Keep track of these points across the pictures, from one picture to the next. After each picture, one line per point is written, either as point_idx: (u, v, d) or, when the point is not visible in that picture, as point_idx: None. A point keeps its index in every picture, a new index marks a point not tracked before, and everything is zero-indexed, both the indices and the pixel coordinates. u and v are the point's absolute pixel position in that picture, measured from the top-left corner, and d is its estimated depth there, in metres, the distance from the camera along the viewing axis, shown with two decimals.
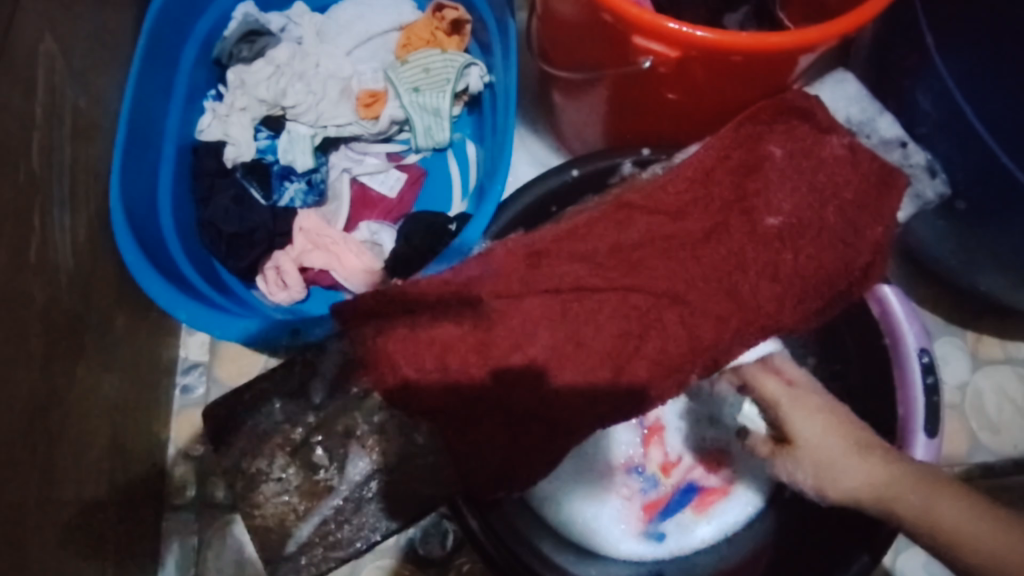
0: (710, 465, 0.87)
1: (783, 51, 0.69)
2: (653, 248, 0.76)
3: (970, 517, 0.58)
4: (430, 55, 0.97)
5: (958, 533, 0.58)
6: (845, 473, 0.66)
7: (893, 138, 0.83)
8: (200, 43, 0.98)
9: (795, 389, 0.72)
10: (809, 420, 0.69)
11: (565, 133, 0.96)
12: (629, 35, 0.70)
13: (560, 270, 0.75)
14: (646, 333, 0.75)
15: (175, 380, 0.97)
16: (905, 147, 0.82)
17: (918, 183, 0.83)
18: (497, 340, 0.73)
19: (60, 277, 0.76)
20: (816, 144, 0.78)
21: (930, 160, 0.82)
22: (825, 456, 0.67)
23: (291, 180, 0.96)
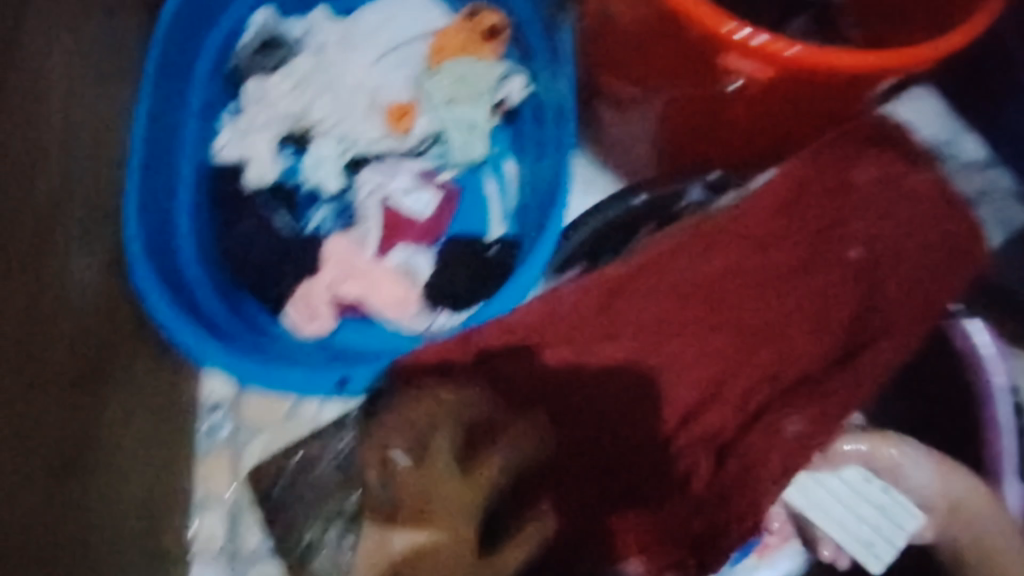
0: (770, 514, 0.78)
1: (877, 72, 0.62)
2: (721, 283, 0.75)
3: (999, 534, 0.70)
4: (464, 65, 0.90)
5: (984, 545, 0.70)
6: (940, 502, 0.71)
7: (977, 161, 0.84)
8: (215, 53, 0.91)
9: (908, 450, 0.71)
10: (924, 472, 0.71)
11: (612, 149, 0.89)
12: (717, 53, 0.64)
13: (634, 310, 0.75)
14: (735, 372, 0.74)
15: (198, 421, 0.90)
16: (986, 171, 0.84)
17: (1005, 210, 0.83)
18: (586, 365, 0.74)
19: (76, 326, 0.68)
20: (898, 172, 0.77)
21: (1015, 185, 0.83)
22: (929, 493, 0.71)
23: (318, 204, 0.89)
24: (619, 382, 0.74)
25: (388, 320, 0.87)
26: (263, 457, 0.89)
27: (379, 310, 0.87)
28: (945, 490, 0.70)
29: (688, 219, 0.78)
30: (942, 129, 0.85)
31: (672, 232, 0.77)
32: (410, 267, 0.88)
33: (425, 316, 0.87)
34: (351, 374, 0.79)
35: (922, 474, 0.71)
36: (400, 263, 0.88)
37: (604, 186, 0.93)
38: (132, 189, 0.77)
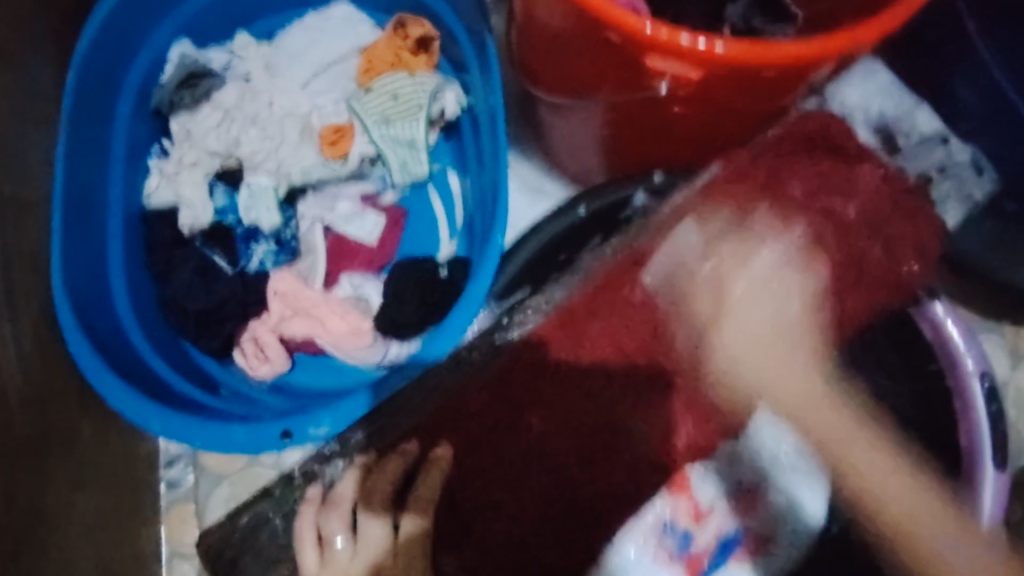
0: (741, 508, 0.70)
1: (815, 61, 0.57)
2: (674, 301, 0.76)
3: (878, 468, 0.61)
4: (397, 80, 0.86)
5: (869, 482, 0.61)
6: (782, 375, 0.65)
7: (934, 135, 0.81)
8: (136, 95, 0.87)
9: (752, 292, 0.68)
10: (790, 365, 0.65)
11: (554, 152, 0.85)
12: (641, 56, 0.59)
13: (593, 332, 0.77)
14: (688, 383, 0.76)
15: (158, 475, 0.89)
16: (947, 143, 0.80)
17: (964, 183, 0.78)
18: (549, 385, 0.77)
19: (11, 401, 0.65)
20: (842, 174, 0.76)
21: (975, 157, 0.79)
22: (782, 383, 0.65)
23: (257, 241, 0.86)
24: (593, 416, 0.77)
25: (340, 354, 0.84)
26: (225, 507, 0.87)
27: (331, 345, 0.84)
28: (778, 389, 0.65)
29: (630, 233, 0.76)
30: (889, 105, 0.82)
31: (611, 259, 0.77)
32: (360, 296, 0.86)
33: (377, 347, 0.83)
34: (294, 426, 0.73)
35: (757, 311, 0.67)
36: (349, 293, 0.86)
37: (551, 192, 0.89)
38: (55, 247, 0.74)
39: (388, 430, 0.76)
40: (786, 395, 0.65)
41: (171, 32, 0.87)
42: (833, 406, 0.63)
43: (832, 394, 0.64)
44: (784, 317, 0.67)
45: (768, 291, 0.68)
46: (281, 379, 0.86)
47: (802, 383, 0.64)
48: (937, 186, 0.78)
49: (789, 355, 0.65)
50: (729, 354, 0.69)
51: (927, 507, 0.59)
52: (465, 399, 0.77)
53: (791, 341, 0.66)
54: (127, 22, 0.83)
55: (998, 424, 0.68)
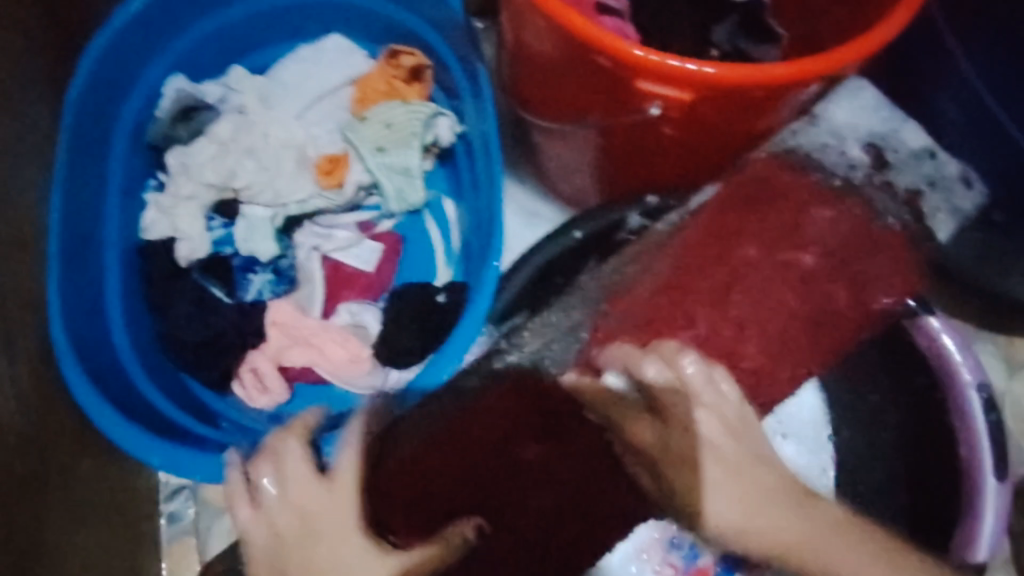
0: None
1: (804, 81, 0.58)
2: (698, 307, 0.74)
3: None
4: (391, 108, 0.87)
5: None
6: (781, 532, 0.54)
7: (921, 149, 0.78)
8: (131, 129, 0.87)
9: (710, 391, 0.58)
10: (758, 485, 0.55)
11: (550, 176, 0.86)
12: (632, 79, 0.60)
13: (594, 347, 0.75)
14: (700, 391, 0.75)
15: (159, 509, 0.88)
16: (936, 157, 0.77)
17: (954, 197, 0.76)
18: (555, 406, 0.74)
19: (8, 439, 0.65)
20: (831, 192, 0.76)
21: (963, 168, 0.75)
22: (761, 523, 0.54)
23: (255, 271, 0.87)
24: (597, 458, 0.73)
25: (341, 382, 0.84)
26: (228, 539, 0.86)
27: (330, 373, 0.84)
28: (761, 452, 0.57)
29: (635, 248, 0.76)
30: (877, 122, 0.79)
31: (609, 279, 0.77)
32: (358, 324, 0.86)
33: (377, 373, 0.84)
34: None
35: (711, 392, 0.58)
36: (347, 322, 0.86)
37: (547, 216, 0.90)
38: (52, 282, 0.74)
39: (384, 455, 0.71)
40: (775, 547, 0.54)
41: (165, 67, 0.88)
42: (804, 509, 0.55)
43: (806, 500, 0.55)
44: (741, 419, 0.57)
45: (717, 379, 0.59)
46: (281, 409, 0.86)
47: (798, 516, 0.54)
48: (927, 200, 0.76)
49: (791, 511, 0.54)
50: (742, 529, 0.54)
51: (883, 573, 0.54)
52: (467, 424, 0.76)
53: (747, 448, 0.56)
54: (121, 59, 0.84)
55: (998, 435, 0.68)
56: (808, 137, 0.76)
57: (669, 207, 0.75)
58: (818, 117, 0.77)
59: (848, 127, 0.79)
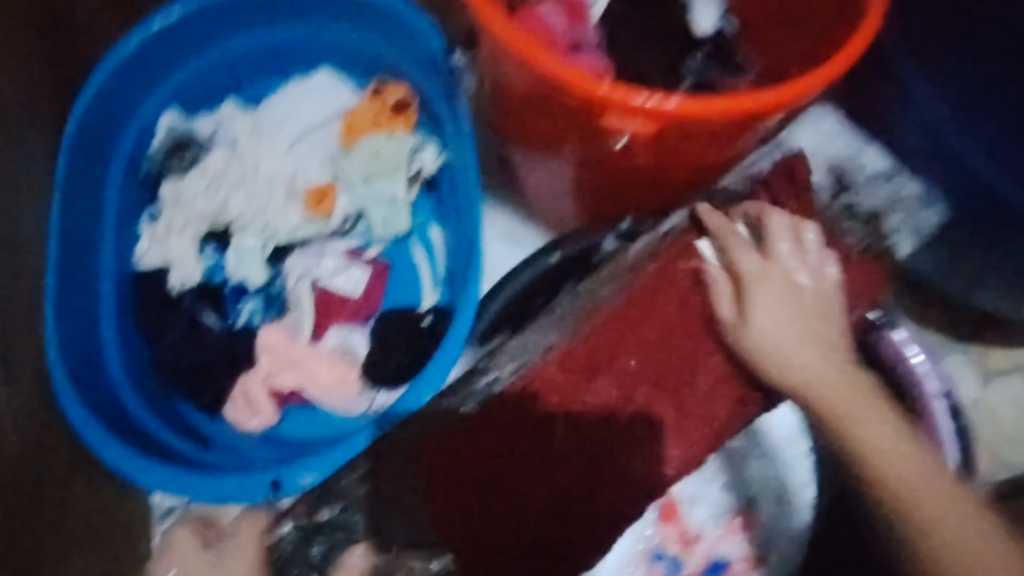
0: (735, 524, 0.80)
1: (762, 112, 0.62)
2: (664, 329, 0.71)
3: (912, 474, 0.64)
4: (376, 141, 0.91)
5: (878, 453, 0.66)
6: (811, 370, 0.70)
7: (880, 172, 0.84)
8: (127, 162, 0.91)
9: (783, 260, 0.72)
10: (784, 325, 0.72)
11: (532, 202, 0.89)
12: (600, 115, 0.64)
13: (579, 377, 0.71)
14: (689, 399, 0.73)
15: (151, 531, 0.90)
16: (892, 181, 0.84)
17: (913, 216, 0.81)
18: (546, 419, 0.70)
19: (5, 460, 0.67)
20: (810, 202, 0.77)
21: (922, 189, 0.82)
22: (788, 349, 0.71)
23: (246, 298, 0.89)
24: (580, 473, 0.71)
25: (329, 405, 0.87)
26: None
27: (319, 397, 0.87)
28: (815, 282, 0.73)
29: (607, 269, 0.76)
30: (840, 146, 0.86)
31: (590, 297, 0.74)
32: (346, 347, 0.88)
33: (363, 396, 0.87)
34: (284, 475, 0.77)
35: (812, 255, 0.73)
36: (336, 344, 0.88)
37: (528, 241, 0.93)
38: (49, 308, 0.77)
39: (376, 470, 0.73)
40: (783, 355, 0.71)
41: (160, 101, 0.91)
42: (874, 411, 0.68)
43: (851, 375, 0.71)
44: (813, 293, 0.73)
45: (825, 255, 0.73)
46: (271, 431, 0.88)
47: (830, 368, 0.70)
48: (891, 219, 0.81)
49: (818, 360, 0.71)
50: (762, 333, 0.71)
51: (941, 484, 0.64)
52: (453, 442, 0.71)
53: (820, 309, 0.72)
54: (119, 95, 0.87)
55: (961, 438, 0.73)
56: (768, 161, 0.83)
57: (641, 233, 0.79)
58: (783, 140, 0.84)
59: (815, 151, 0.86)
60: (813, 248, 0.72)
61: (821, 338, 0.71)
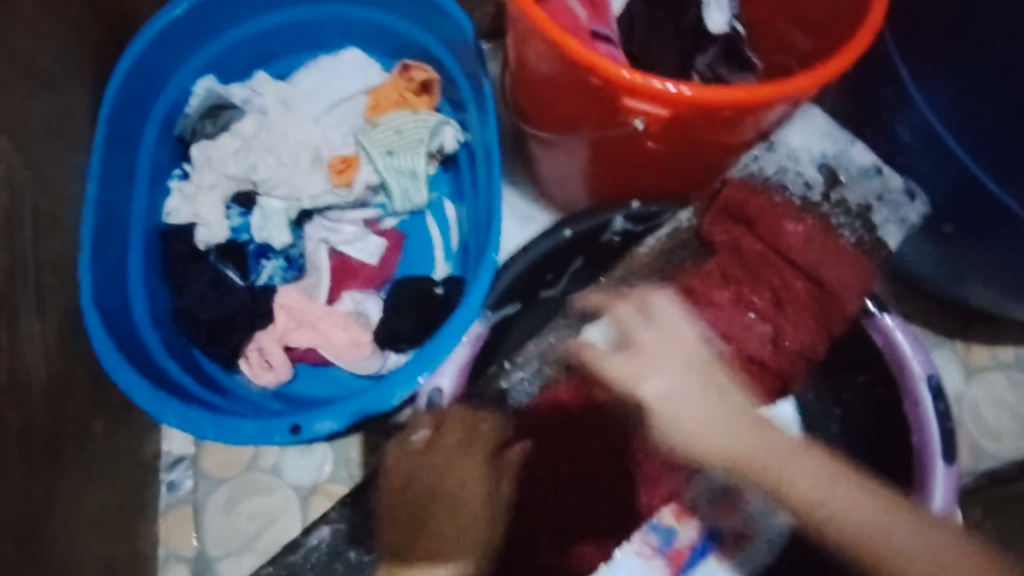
0: (725, 506, 0.79)
1: (766, 103, 0.66)
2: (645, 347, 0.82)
3: (864, 505, 0.60)
4: (400, 117, 0.94)
5: (810, 500, 0.60)
6: (683, 412, 0.61)
7: (869, 166, 0.77)
8: (161, 122, 0.95)
9: (658, 329, 0.64)
10: (685, 380, 0.61)
11: (544, 183, 0.93)
12: (619, 97, 0.68)
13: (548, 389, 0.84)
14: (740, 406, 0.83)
15: (159, 478, 0.93)
16: (882, 173, 0.78)
17: (900, 209, 0.79)
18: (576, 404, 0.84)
19: (33, 393, 0.71)
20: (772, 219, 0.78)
21: (908, 183, 0.78)
22: (676, 398, 0.61)
23: (268, 258, 0.93)
24: (617, 460, 0.83)
25: (341, 364, 0.91)
26: (225, 507, 0.92)
27: (333, 356, 0.90)
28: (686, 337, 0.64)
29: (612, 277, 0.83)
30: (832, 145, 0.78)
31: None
32: (360, 312, 0.92)
33: (376, 357, 0.90)
34: (302, 420, 0.80)
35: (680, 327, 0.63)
36: (350, 309, 0.92)
37: (540, 221, 0.97)
38: (83, 253, 0.81)
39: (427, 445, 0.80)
40: (703, 447, 0.61)
41: (196, 68, 0.96)
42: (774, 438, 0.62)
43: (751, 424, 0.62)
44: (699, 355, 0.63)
45: (678, 326, 0.63)
46: (285, 386, 0.92)
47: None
48: (877, 215, 0.78)
49: (722, 420, 0.61)
50: (685, 435, 0.61)
51: (880, 506, 0.60)
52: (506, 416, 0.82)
53: (703, 372, 0.62)
54: (157, 58, 0.91)
55: (946, 420, 0.73)
56: (765, 164, 0.78)
57: (658, 225, 0.80)
58: (773, 141, 0.77)
59: (805, 150, 0.78)
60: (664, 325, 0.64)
61: (714, 396, 0.62)
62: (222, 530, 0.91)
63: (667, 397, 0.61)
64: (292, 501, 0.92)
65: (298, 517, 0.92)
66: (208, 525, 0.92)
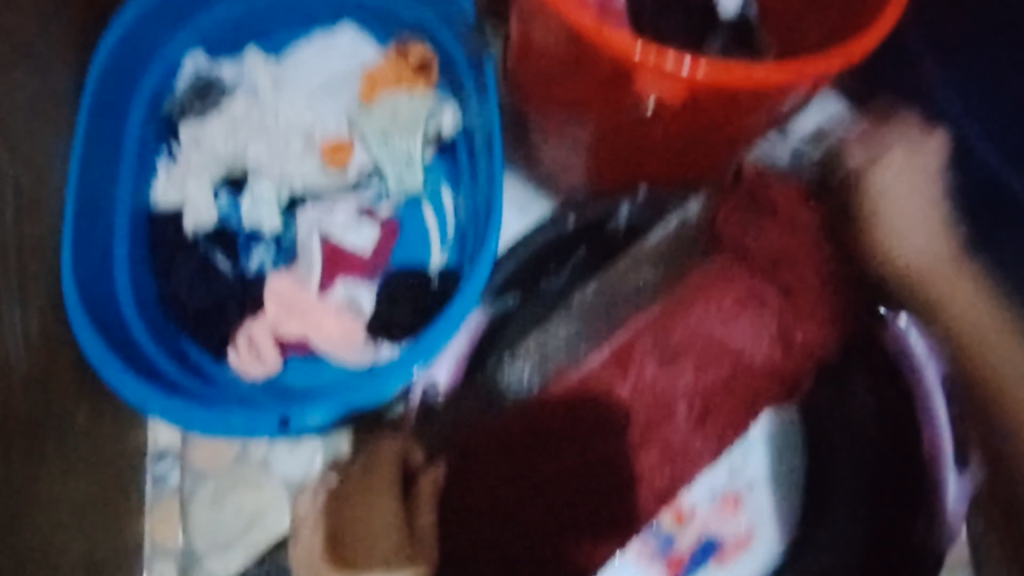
0: (727, 508, 0.80)
1: (784, 83, 0.62)
2: (654, 333, 0.79)
3: None
4: (397, 99, 0.91)
5: (1003, 372, 0.67)
6: (915, 234, 0.71)
7: None
8: (148, 101, 0.91)
9: (904, 167, 0.73)
10: (920, 189, 0.72)
11: (544, 172, 0.90)
12: (630, 75, 0.64)
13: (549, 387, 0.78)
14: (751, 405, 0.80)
15: (145, 470, 0.90)
16: None
17: None
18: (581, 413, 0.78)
19: (13, 381, 0.67)
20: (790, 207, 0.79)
21: None
22: (908, 212, 0.72)
23: (257, 244, 0.90)
24: (608, 476, 0.78)
25: (333, 356, 0.88)
26: (211, 501, 0.89)
27: (324, 346, 0.87)
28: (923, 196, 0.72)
29: (623, 262, 0.80)
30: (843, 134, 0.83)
31: (606, 289, 0.80)
32: (352, 301, 0.89)
33: (369, 349, 0.87)
34: (292, 413, 0.77)
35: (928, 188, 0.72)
36: (342, 297, 0.89)
37: (540, 210, 0.93)
38: (66, 236, 0.77)
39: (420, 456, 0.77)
40: (920, 246, 0.71)
41: (185, 47, 0.93)
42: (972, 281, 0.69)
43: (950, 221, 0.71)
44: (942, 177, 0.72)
45: (919, 155, 0.72)
46: (274, 378, 0.89)
47: (938, 240, 0.71)
48: None
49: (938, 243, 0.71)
50: (886, 193, 0.74)
51: None
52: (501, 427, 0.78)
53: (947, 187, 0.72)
54: (144, 35, 0.88)
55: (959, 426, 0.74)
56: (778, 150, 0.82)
57: (664, 216, 0.80)
58: (789, 130, 0.83)
59: (824, 137, 0.83)
60: (909, 165, 0.72)
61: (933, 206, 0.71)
62: (208, 524, 0.88)
63: (913, 204, 0.72)
64: (281, 495, 0.89)
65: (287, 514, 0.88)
66: (195, 518, 0.89)
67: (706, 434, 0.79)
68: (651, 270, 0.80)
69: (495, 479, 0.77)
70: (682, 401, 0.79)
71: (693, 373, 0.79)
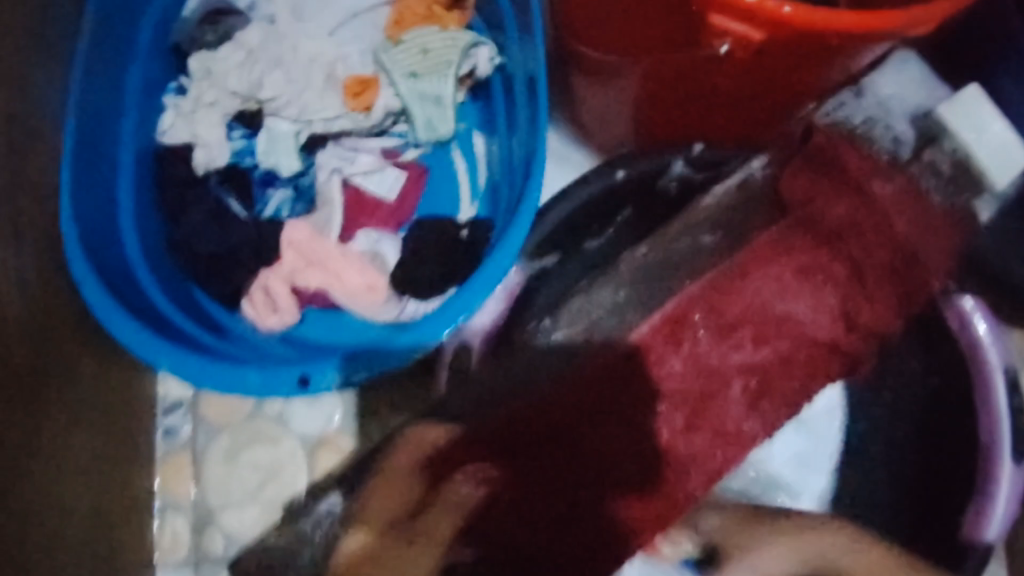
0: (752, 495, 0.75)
1: (880, 31, 0.55)
2: (700, 301, 0.72)
3: None
4: (427, 34, 0.83)
5: None
6: None
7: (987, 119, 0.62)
8: (155, 27, 0.84)
9: None
10: None
11: (585, 122, 0.84)
12: (705, 13, 0.57)
13: (591, 349, 0.72)
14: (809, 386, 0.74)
15: (155, 423, 0.85)
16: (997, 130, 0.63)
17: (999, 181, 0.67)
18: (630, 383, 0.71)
19: (12, 330, 0.61)
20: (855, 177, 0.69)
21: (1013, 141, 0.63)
22: None
23: (275, 186, 0.84)
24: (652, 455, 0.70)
25: (355, 309, 0.81)
26: (225, 458, 0.84)
27: (344, 299, 0.81)
28: None
29: (679, 221, 0.74)
30: (927, 97, 0.69)
31: (656, 255, 0.74)
32: (376, 252, 0.83)
33: (392, 304, 0.81)
34: (311, 370, 0.74)
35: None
36: (364, 248, 0.83)
37: (577, 162, 0.88)
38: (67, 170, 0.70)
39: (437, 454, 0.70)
40: None
41: None
42: None
43: None
44: None
45: None
46: (290, 331, 0.83)
47: None
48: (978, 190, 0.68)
49: None
50: None
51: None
52: (535, 389, 0.72)
53: None
54: None
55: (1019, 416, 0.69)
56: (852, 112, 0.69)
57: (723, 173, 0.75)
58: (863, 87, 0.69)
59: (898, 101, 0.69)
60: None
61: None
62: (223, 480, 0.84)
63: None
64: (299, 452, 0.84)
65: (303, 473, 0.84)
66: (209, 475, 0.84)
67: (760, 414, 0.72)
68: (710, 232, 0.74)
69: (534, 470, 0.70)
70: (738, 379, 0.71)
71: (750, 347, 0.71)
